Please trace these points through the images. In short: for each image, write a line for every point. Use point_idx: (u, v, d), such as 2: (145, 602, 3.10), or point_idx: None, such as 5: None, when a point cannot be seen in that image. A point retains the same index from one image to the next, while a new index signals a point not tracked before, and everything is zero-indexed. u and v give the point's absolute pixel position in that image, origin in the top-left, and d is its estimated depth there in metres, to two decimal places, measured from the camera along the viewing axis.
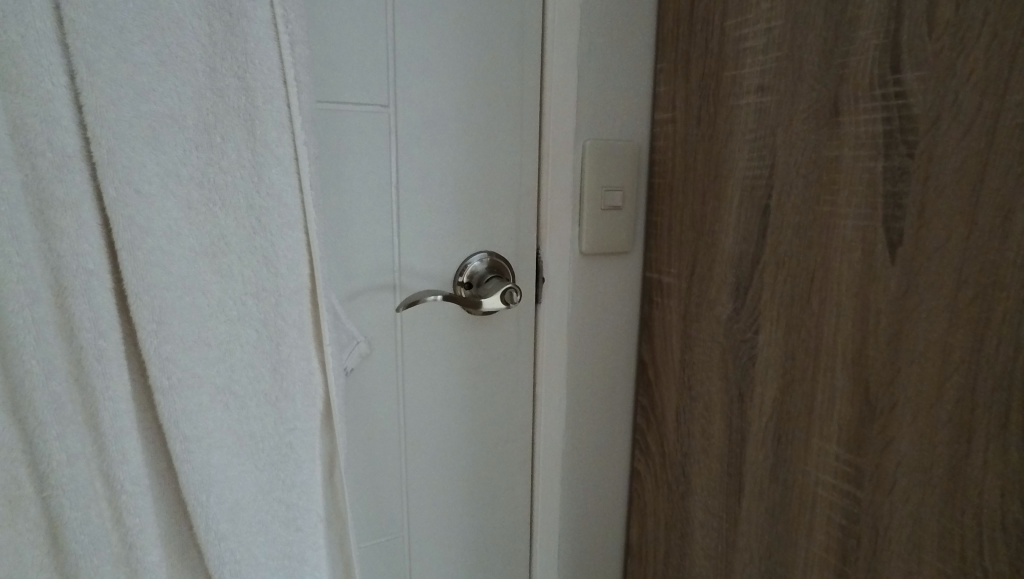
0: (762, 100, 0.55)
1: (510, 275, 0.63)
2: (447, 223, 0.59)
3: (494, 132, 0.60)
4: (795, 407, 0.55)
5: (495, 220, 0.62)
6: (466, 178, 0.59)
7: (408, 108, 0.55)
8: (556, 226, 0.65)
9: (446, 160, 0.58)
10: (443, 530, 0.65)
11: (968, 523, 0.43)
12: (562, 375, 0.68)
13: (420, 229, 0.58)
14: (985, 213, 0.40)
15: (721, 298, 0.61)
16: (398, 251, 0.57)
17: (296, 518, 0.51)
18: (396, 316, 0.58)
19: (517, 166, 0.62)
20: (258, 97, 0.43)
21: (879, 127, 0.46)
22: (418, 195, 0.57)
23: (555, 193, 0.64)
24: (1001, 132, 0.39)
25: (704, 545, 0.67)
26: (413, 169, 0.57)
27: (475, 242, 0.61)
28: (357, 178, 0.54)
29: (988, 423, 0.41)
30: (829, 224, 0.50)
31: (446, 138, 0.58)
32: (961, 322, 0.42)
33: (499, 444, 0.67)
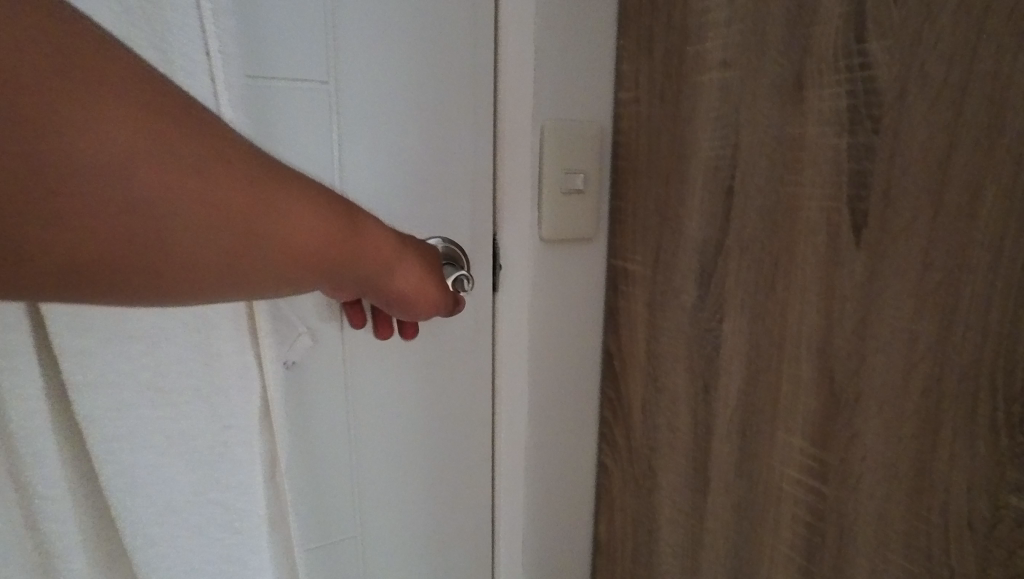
0: (725, 75, 0.52)
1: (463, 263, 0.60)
2: (396, 208, 0.56)
3: (446, 112, 0.57)
4: (759, 398, 0.52)
5: (448, 205, 0.59)
6: (417, 161, 0.56)
7: (350, 85, 0.52)
8: (511, 212, 0.62)
9: (395, 141, 0.55)
10: (399, 529, 0.63)
11: (935, 521, 0.41)
12: (521, 368, 0.66)
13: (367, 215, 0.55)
14: (952, 192, 0.38)
15: (686, 286, 0.58)
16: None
17: (235, 521, 0.47)
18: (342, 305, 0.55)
19: (470, 149, 0.59)
20: (178, 68, 0.38)
21: (844, 101, 0.43)
22: (364, 178, 0.54)
23: (511, 177, 0.61)
24: (969, 104, 0.37)
25: (670, 542, 0.64)
26: (358, 151, 0.53)
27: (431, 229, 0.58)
28: (292, 159, 0.51)
29: (955, 415, 0.39)
30: (793, 206, 0.47)
31: (394, 118, 0.54)
32: (928, 308, 0.40)
33: (458, 438, 0.65)
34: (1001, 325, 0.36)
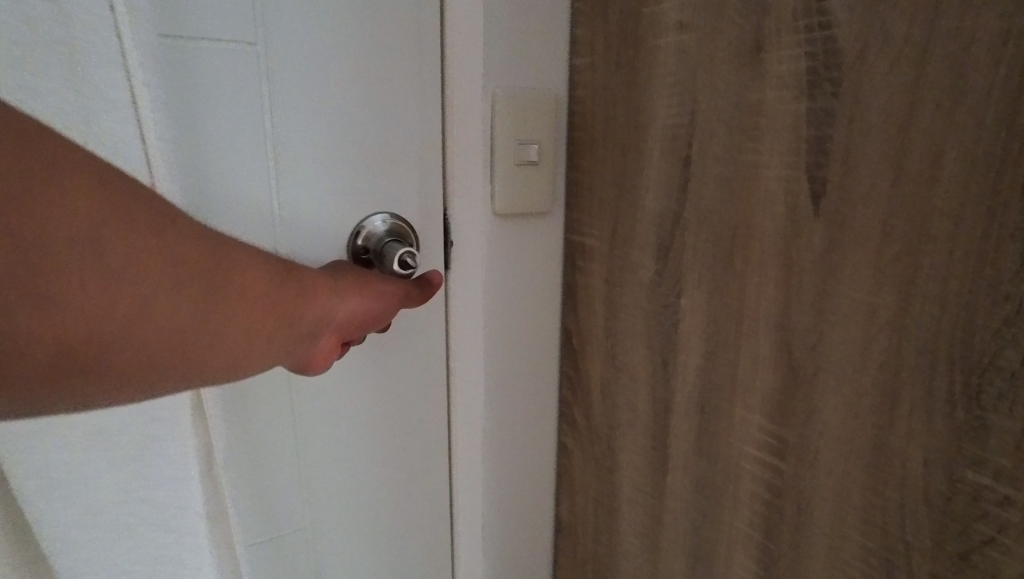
0: (683, 38, 0.49)
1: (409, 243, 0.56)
2: (336, 182, 0.53)
3: (389, 78, 0.53)
4: (718, 374, 0.51)
5: (395, 178, 0.56)
6: (359, 131, 0.53)
7: (280, 48, 0.48)
8: (462, 186, 0.59)
9: (334, 111, 0.51)
10: (353, 519, 0.60)
11: (892, 496, 0.40)
12: (476, 348, 0.63)
13: (305, 190, 0.52)
14: (912, 158, 0.36)
15: (644, 261, 0.56)
16: (279, 214, 0.51)
17: (171, 517, 0.42)
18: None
19: (418, 117, 0.55)
20: (77, 24, 0.33)
21: (803, 63, 0.41)
22: (300, 148, 0.50)
23: (461, 149, 0.58)
24: (931, 64, 0.35)
25: (631, 521, 0.63)
26: (293, 120, 0.49)
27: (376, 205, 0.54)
28: (218, 130, 0.46)
29: (914, 388, 0.38)
30: (751, 175, 0.45)
31: (330, 84, 0.50)
32: (886, 280, 0.38)
33: (414, 424, 0.62)
34: (959, 296, 0.35)
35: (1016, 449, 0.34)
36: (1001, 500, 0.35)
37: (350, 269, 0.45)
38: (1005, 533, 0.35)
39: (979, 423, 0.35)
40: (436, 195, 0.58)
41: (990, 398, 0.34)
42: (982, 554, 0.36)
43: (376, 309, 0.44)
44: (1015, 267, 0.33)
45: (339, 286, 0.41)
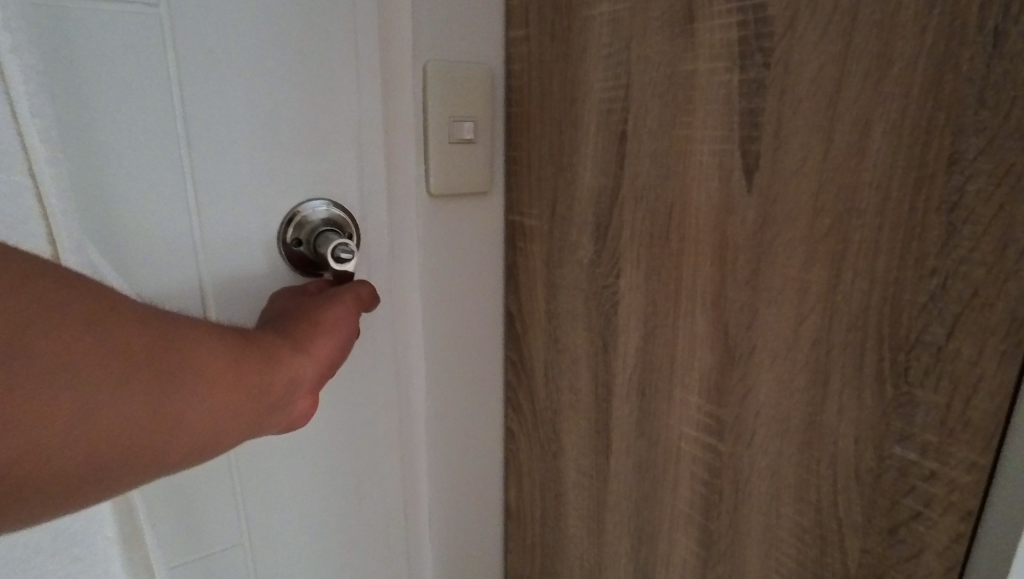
0: (616, 8, 0.47)
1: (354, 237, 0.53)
2: (261, 166, 0.48)
3: (316, 51, 0.48)
4: (657, 356, 0.50)
5: (327, 160, 0.51)
6: (285, 108, 0.48)
7: (185, 14, 0.43)
8: (395, 165, 0.56)
9: (254, 89, 0.46)
10: (293, 523, 0.57)
11: (824, 473, 0.39)
12: (414, 336, 0.61)
13: (225, 175, 0.46)
14: (841, 129, 0.35)
15: (582, 241, 0.55)
16: (195, 202, 0.46)
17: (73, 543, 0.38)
18: (200, 278, 0.47)
19: (350, 94, 0.51)
20: None
21: (734, 34, 0.40)
22: (214, 127, 0.45)
23: (396, 126, 0.55)
24: (859, 33, 0.34)
25: (576, 505, 0.63)
26: (207, 97, 0.44)
27: (299, 187, 0.50)
28: (114, 110, 0.41)
29: (844, 365, 0.37)
30: (685, 150, 0.44)
31: (248, 55, 0.45)
32: (818, 256, 0.37)
33: (355, 422, 0.59)
34: (886, 271, 0.34)
35: (941, 424, 0.33)
36: (928, 475, 0.34)
37: (308, 304, 0.43)
38: (931, 507, 0.34)
39: (906, 399, 0.35)
40: (375, 176, 0.54)
41: (917, 374, 0.34)
42: (910, 528, 0.36)
43: (346, 344, 0.43)
44: (940, 241, 0.32)
45: (297, 336, 0.39)
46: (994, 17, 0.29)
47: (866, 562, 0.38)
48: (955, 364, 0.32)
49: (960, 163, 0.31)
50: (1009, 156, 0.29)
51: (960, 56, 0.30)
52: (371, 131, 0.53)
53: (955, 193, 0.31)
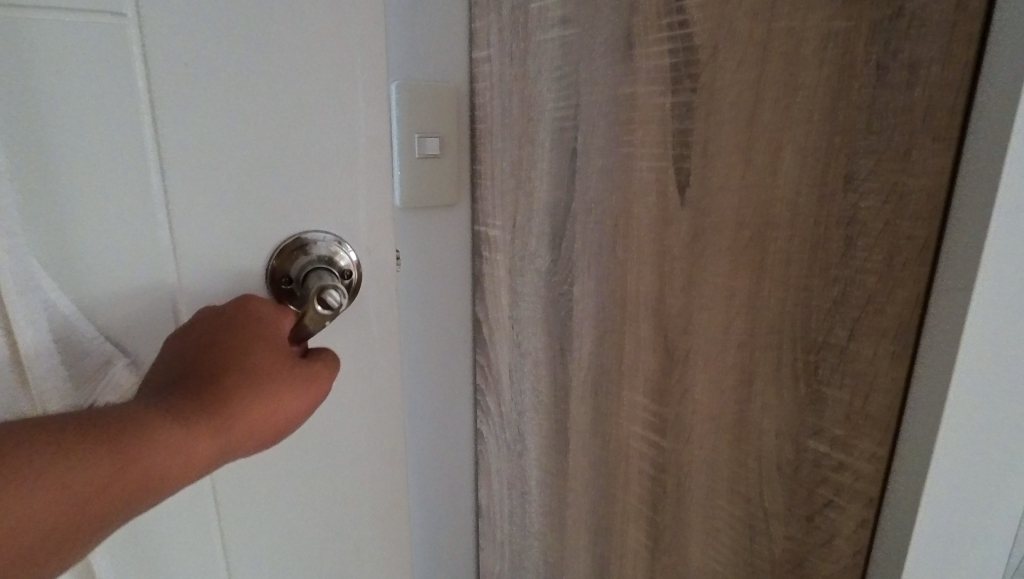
0: (566, 34, 0.51)
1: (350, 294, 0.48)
2: (236, 196, 0.43)
3: (301, 69, 0.43)
4: (608, 358, 0.53)
5: (321, 192, 0.46)
6: (274, 139, 0.43)
7: (160, 17, 0.38)
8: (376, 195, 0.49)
9: (232, 113, 0.41)
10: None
11: (751, 466, 0.43)
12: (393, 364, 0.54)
13: (194, 201, 0.41)
14: (757, 150, 0.38)
15: (540, 250, 0.58)
16: (166, 222, 0.41)
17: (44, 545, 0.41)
18: (172, 309, 0.42)
19: (338, 118, 0.45)
20: None
21: (667, 60, 0.43)
22: (193, 157, 0.40)
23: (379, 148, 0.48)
24: (770, 62, 0.37)
25: (540, 502, 0.65)
26: (180, 110, 0.39)
27: (273, 219, 0.44)
28: (81, 136, 0.37)
29: (766, 366, 0.40)
30: (628, 166, 0.47)
31: (226, 74, 0.40)
32: (741, 265, 0.40)
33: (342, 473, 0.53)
34: (798, 279, 0.37)
35: (847, 418, 0.37)
36: (837, 465, 0.38)
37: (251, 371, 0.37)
38: (841, 495, 0.38)
39: (816, 395, 0.38)
40: (365, 210, 0.48)
41: (825, 373, 0.37)
42: (824, 515, 0.39)
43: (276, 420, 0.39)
44: (841, 253, 0.35)
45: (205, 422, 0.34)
46: (876, 52, 0.32)
47: (788, 548, 0.41)
48: (856, 364, 0.36)
49: (854, 183, 0.34)
50: (892, 177, 0.32)
51: (851, 86, 0.33)
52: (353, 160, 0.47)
53: (851, 210, 0.34)
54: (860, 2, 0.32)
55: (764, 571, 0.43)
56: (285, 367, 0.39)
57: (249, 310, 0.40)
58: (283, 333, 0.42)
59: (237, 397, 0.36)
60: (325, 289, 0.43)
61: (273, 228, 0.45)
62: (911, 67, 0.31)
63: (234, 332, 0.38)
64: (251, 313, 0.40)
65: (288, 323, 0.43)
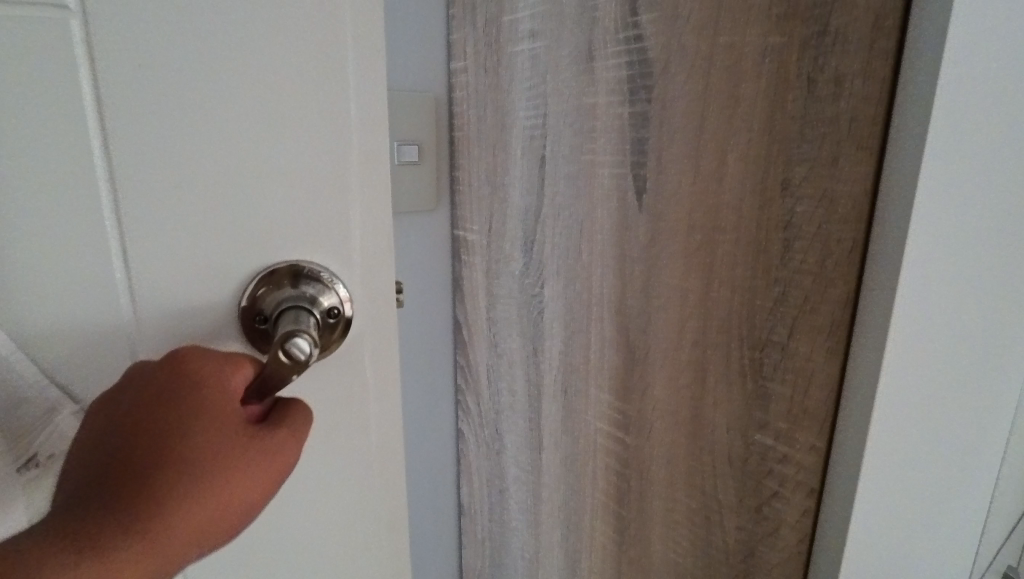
0: (534, 46, 0.53)
1: (337, 332, 0.36)
2: (203, 231, 0.32)
3: (285, 67, 0.31)
4: (576, 358, 0.55)
5: (304, 237, 0.34)
6: (246, 169, 0.32)
7: (115, 13, 0.28)
8: (375, 222, 0.36)
9: (197, 137, 0.30)
10: None
11: (706, 460, 0.44)
12: (391, 422, 0.40)
13: (157, 237, 0.31)
14: (705, 158, 0.40)
15: (513, 254, 0.60)
16: (120, 257, 0.31)
17: None
18: (129, 348, 0.32)
19: (329, 128, 0.33)
20: None
21: (624, 73, 0.45)
22: (154, 194, 0.31)
23: (380, 164, 0.35)
24: (716, 75, 0.39)
25: (516, 499, 0.67)
26: (135, 123, 0.29)
27: (244, 257, 0.33)
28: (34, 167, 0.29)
29: (717, 363, 0.42)
30: (592, 173, 0.49)
31: (192, 82, 0.29)
32: (693, 266, 0.42)
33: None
34: (743, 280, 0.39)
35: (789, 413, 0.38)
36: (781, 457, 0.39)
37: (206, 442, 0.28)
38: (785, 486, 0.40)
39: (762, 391, 0.40)
40: (361, 243, 0.36)
41: (769, 369, 0.39)
42: (771, 506, 0.41)
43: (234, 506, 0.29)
44: (780, 255, 0.37)
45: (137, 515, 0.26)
46: (806, 66, 0.34)
47: (739, 539, 0.43)
48: (795, 360, 0.37)
49: (790, 189, 0.36)
50: (824, 183, 0.34)
51: (785, 98, 0.35)
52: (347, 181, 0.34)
53: (788, 214, 0.36)
54: (791, 20, 0.34)
55: (718, 561, 0.45)
56: (251, 436, 0.30)
57: (186, 371, 0.29)
58: (235, 394, 0.30)
59: (182, 477, 0.27)
60: (293, 336, 0.30)
61: (239, 264, 0.33)
62: (837, 80, 0.33)
63: (173, 404, 0.28)
64: (191, 376, 0.29)
65: (241, 381, 0.30)
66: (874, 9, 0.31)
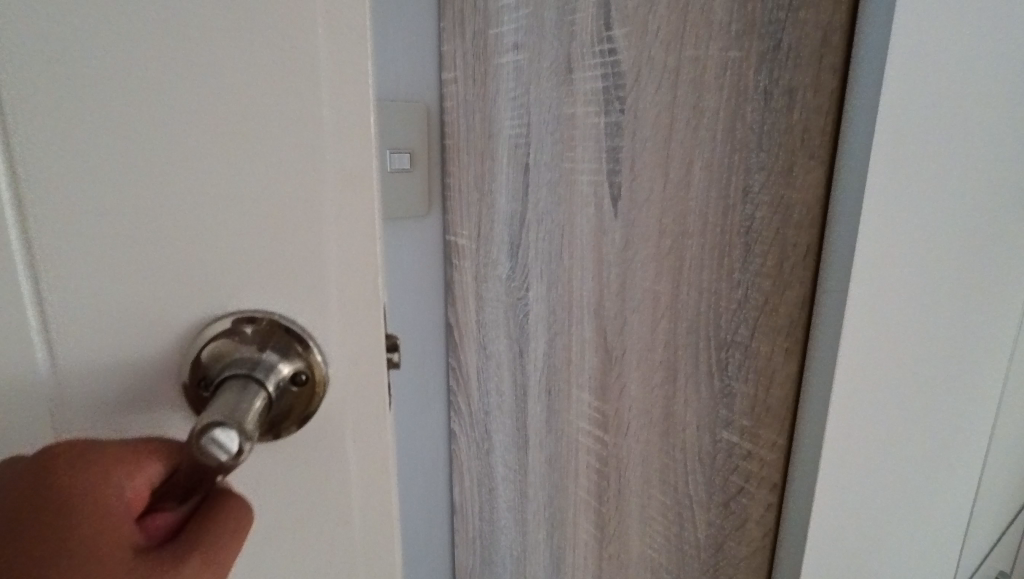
0: (518, 58, 0.55)
1: (303, 403, 0.26)
2: (142, 270, 0.23)
3: (241, 58, 0.23)
4: (558, 359, 0.57)
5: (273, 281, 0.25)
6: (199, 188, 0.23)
7: None
8: (356, 263, 0.26)
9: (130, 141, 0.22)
10: None
11: (678, 457, 0.46)
12: (384, 506, 0.30)
13: (76, 281, 0.23)
14: (673, 166, 0.42)
15: (500, 259, 0.62)
16: (35, 302, 0.23)
17: None
18: (52, 421, 0.23)
19: (298, 140, 0.24)
20: None
21: (600, 85, 0.47)
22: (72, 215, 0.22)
23: (366, 188, 0.26)
24: (683, 87, 0.41)
25: (505, 498, 0.69)
26: (40, 133, 0.21)
27: (191, 307, 0.24)
28: None
29: (686, 363, 0.44)
30: (571, 180, 0.51)
31: (113, 84, 0.21)
32: (664, 269, 0.44)
33: None
34: (709, 283, 0.41)
35: (752, 411, 0.40)
36: (745, 454, 0.41)
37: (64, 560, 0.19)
38: (750, 482, 0.41)
39: (727, 389, 0.41)
40: (341, 293, 0.26)
41: (733, 368, 0.41)
42: (737, 501, 0.42)
43: None
44: (742, 258, 0.39)
45: None
46: (763, 79, 0.36)
47: (709, 533, 0.45)
48: (757, 360, 0.39)
49: (750, 196, 0.37)
50: (780, 190, 0.36)
51: (745, 109, 0.37)
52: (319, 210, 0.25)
53: (748, 220, 0.38)
54: (749, 35, 0.36)
55: (691, 556, 0.46)
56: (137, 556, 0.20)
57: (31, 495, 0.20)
58: (133, 507, 0.21)
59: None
60: (218, 421, 0.20)
61: (178, 317, 0.24)
62: (790, 93, 0.34)
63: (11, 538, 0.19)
64: (56, 502, 0.20)
65: (142, 485, 0.21)
66: (822, 26, 0.32)
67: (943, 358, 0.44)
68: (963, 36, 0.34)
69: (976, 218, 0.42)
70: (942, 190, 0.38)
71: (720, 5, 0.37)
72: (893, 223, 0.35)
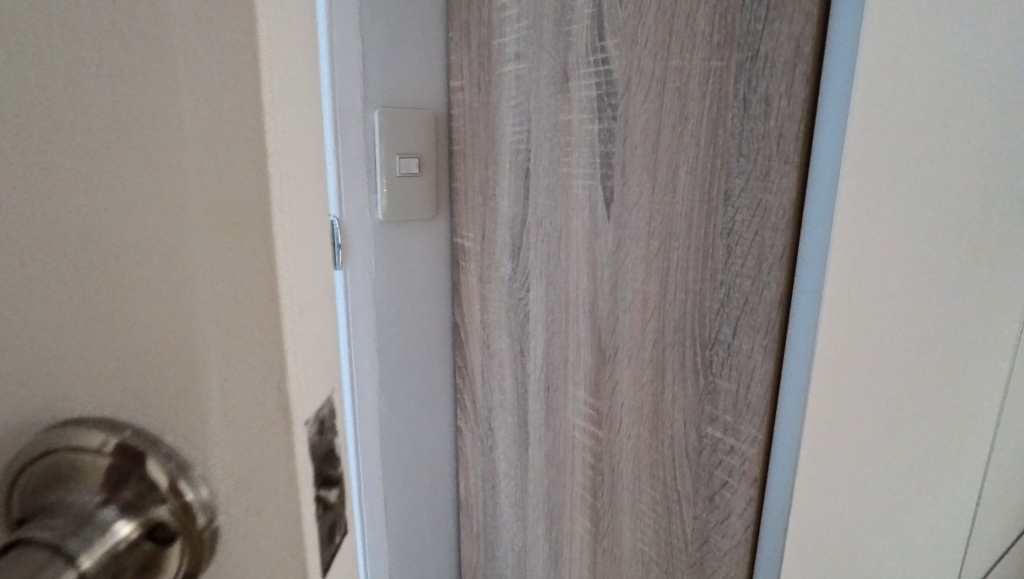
0: (519, 67, 0.57)
1: (183, 556, 0.21)
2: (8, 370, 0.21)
3: (117, 132, 0.19)
4: (556, 358, 0.58)
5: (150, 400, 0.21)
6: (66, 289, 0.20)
7: None
8: (245, 334, 0.20)
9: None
10: None
11: (667, 452, 0.47)
12: None
13: None
14: (661, 171, 0.44)
15: (502, 260, 0.64)
16: None
17: None
18: None
19: (174, 242, 0.20)
20: None
21: (595, 93, 0.49)
22: None
23: (254, 233, 0.20)
24: (669, 94, 0.42)
25: (507, 494, 0.70)
26: None
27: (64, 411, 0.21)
28: None
29: (674, 361, 0.45)
30: (567, 184, 0.53)
31: None
32: (653, 270, 0.46)
33: None
34: (694, 283, 0.43)
35: (735, 407, 0.41)
36: (729, 449, 0.42)
37: None
38: (733, 476, 0.42)
39: (712, 386, 0.43)
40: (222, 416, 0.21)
41: (717, 366, 0.42)
42: (721, 495, 0.43)
43: None
44: (724, 259, 0.40)
45: None
46: (742, 88, 0.37)
47: (696, 527, 0.46)
48: (739, 358, 0.40)
49: (731, 199, 0.39)
50: (759, 194, 0.37)
51: (726, 114, 0.38)
52: (187, 268, 0.20)
53: (730, 222, 0.39)
54: (729, 45, 0.38)
55: (679, 549, 0.48)
56: None
57: None
58: None
59: None
60: None
61: (54, 401, 0.21)
62: (767, 100, 0.36)
63: None
64: None
65: None
66: (795, 35, 0.34)
67: (937, 361, 0.45)
68: (940, 43, 0.35)
69: (964, 223, 0.42)
70: (925, 197, 0.38)
71: (703, 17, 0.39)
72: (868, 226, 0.36)
